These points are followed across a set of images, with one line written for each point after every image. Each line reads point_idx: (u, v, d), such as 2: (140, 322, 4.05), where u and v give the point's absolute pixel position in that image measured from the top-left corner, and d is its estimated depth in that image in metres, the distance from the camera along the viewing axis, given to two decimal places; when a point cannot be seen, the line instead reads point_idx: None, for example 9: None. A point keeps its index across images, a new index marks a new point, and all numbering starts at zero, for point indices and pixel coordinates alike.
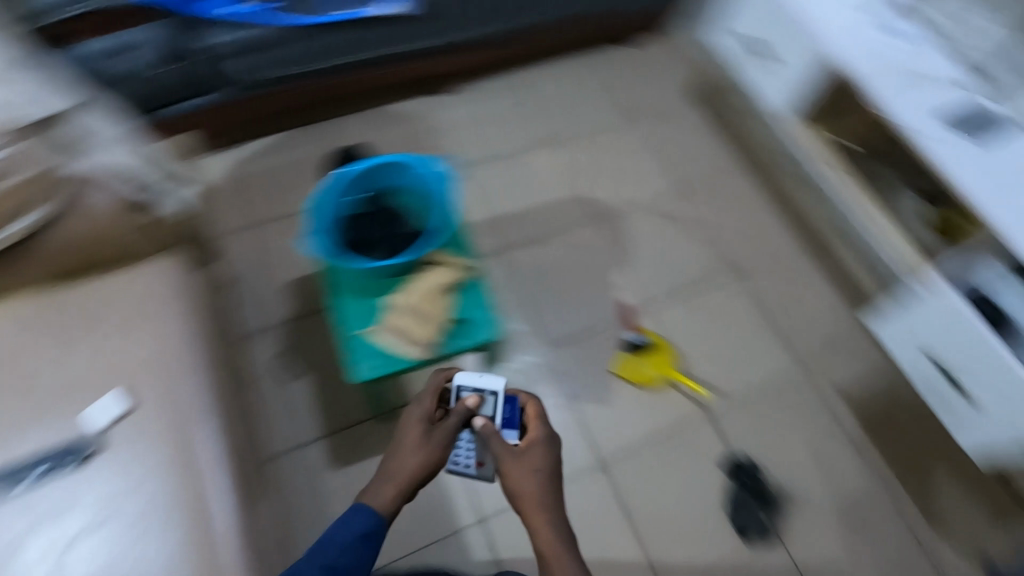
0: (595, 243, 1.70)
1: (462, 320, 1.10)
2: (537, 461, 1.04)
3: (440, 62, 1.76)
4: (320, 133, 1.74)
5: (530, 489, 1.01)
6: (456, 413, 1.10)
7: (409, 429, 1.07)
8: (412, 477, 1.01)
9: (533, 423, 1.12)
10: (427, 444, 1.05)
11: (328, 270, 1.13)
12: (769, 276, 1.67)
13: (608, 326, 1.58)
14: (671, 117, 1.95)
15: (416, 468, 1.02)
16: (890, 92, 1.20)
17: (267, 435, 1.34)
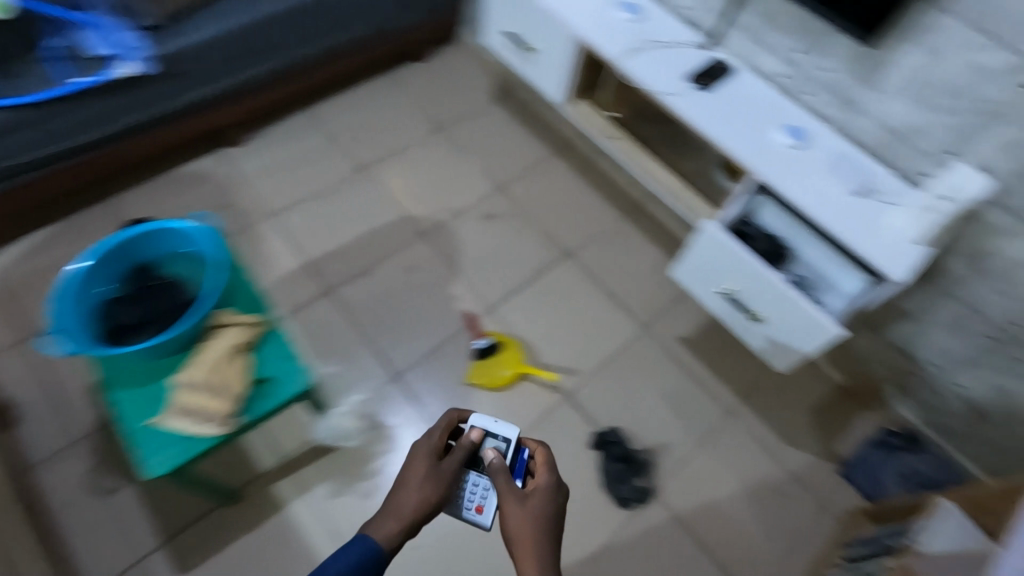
0: (425, 260, 1.68)
1: (263, 379, 1.03)
2: (541, 505, 0.93)
3: (207, 117, 1.66)
4: (100, 218, 1.59)
5: (526, 528, 0.89)
6: (460, 448, 0.99)
7: (412, 461, 0.97)
8: (410, 515, 0.90)
9: (541, 468, 0.99)
10: (428, 477, 0.94)
11: (96, 366, 1.01)
12: (595, 251, 1.75)
13: (454, 339, 1.57)
14: (476, 121, 1.98)
15: (416, 508, 0.91)
16: (623, 56, 1.30)
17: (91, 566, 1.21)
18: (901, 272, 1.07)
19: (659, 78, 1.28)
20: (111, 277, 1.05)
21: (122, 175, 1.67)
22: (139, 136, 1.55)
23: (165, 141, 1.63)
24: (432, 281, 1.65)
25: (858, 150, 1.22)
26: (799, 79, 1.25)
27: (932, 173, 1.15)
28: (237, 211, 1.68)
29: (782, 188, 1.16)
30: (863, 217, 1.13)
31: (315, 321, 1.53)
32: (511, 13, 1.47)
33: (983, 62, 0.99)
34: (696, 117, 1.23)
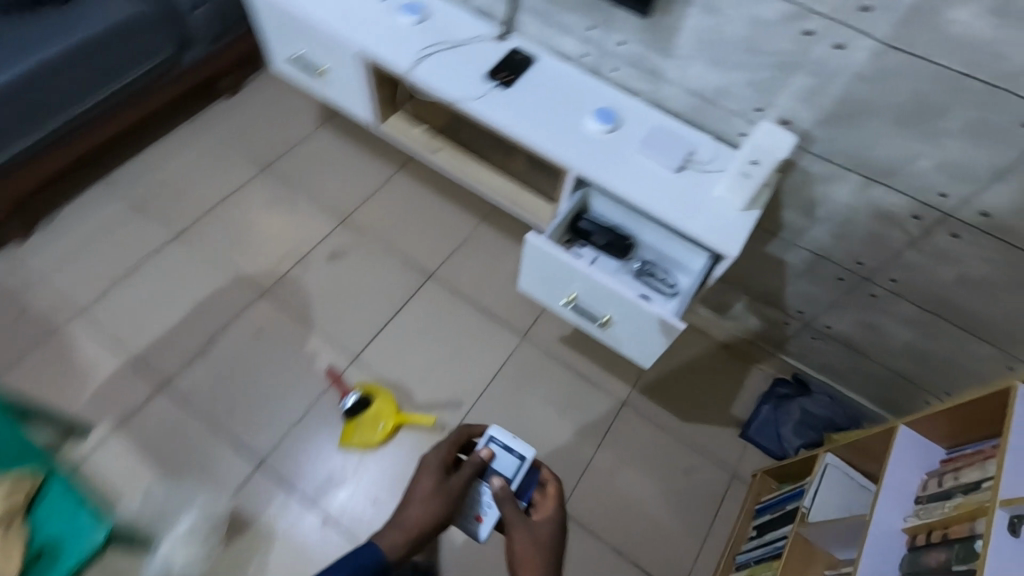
0: (271, 319, 1.50)
1: (39, 550, 0.85)
2: (543, 529, 0.96)
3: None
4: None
5: (529, 553, 0.92)
6: (469, 466, 1.00)
7: (428, 474, 0.97)
8: (419, 531, 0.90)
9: (552, 499, 1.03)
10: (441, 491, 0.95)
11: None
12: (457, 265, 1.64)
13: (319, 401, 1.42)
14: (303, 148, 1.78)
15: (423, 521, 0.91)
16: (408, 64, 1.17)
17: None
18: (731, 245, 1.03)
19: (457, 83, 1.16)
20: None
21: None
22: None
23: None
24: (285, 342, 1.48)
25: (674, 120, 1.16)
26: (601, 55, 1.17)
27: (745, 131, 1.11)
28: (38, 316, 1.44)
29: (603, 180, 1.08)
30: (687, 193, 1.08)
31: (153, 423, 1.34)
32: (288, 34, 1.30)
33: (761, 13, 0.93)
34: (501, 118, 1.12)
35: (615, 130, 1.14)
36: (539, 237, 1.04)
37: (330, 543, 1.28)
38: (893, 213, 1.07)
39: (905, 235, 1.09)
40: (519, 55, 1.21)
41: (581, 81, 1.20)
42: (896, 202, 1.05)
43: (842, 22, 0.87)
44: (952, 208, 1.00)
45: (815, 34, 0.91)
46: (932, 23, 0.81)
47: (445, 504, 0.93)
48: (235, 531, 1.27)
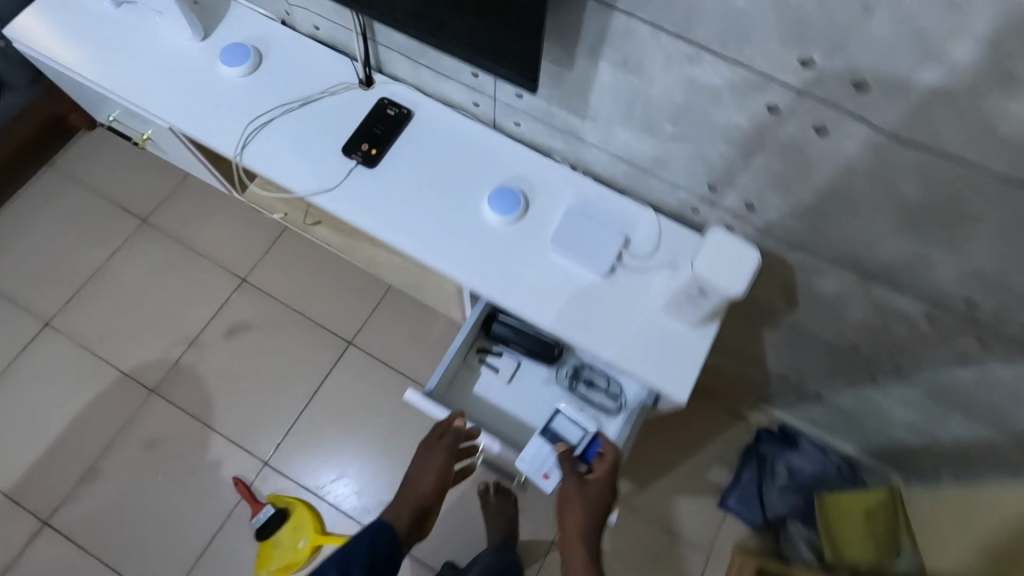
0: (164, 423, 1.28)
1: None
2: (599, 494, 0.81)
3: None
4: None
5: (575, 522, 0.80)
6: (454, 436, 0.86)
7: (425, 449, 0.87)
8: (419, 500, 0.86)
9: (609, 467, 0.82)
10: (432, 464, 0.86)
11: None
12: (379, 328, 1.38)
13: (228, 521, 1.22)
14: (183, 190, 1.46)
15: (423, 491, 0.86)
16: (239, 141, 0.86)
17: None
18: (681, 385, 0.77)
19: (306, 163, 0.86)
20: None
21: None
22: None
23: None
24: (181, 451, 1.26)
25: (603, 189, 0.86)
26: (497, 105, 0.85)
27: (698, 209, 0.81)
28: None
29: (507, 299, 0.81)
30: (621, 307, 0.81)
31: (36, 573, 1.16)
32: (94, 97, 0.98)
33: (699, 79, 0.61)
34: (365, 218, 0.84)
35: (522, 217, 0.84)
36: (424, 387, 0.87)
37: None
38: (902, 312, 0.78)
39: (916, 334, 0.81)
40: (387, 112, 0.88)
41: (476, 140, 0.88)
42: (904, 303, 0.76)
43: (822, 99, 0.56)
44: (985, 319, 0.71)
45: (784, 111, 0.59)
46: (965, 110, 0.50)
47: (435, 474, 0.86)
48: None
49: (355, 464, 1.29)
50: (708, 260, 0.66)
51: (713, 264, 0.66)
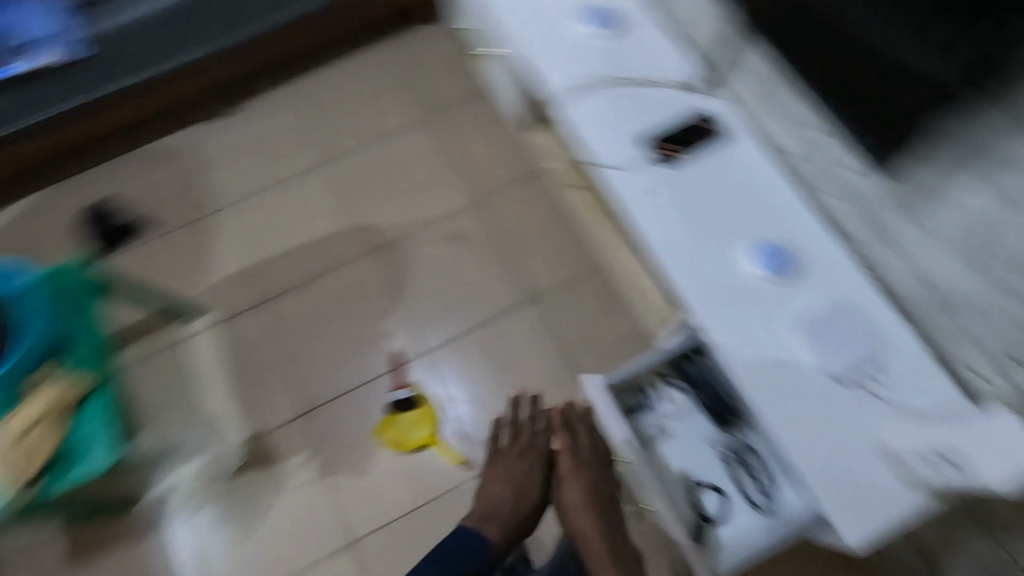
0: (370, 281, 1.50)
1: (64, 453, 0.99)
2: (585, 465, 1.05)
3: (163, 91, 1.52)
4: (73, 189, 1.64)
5: (574, 495, 1.03)
6: (527, 422, 1.12)
7: (503, 448, 1.11)
8: (496, 494, 1.07)
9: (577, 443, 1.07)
10: (514, 462, 1.08)
11: None
12: (566, 299, 1.43)
13: (376, 382, 1.41)
14: (475, 102, 1.63)
15: (499, 487, 1.07)
16: (566, 93, 0.93)
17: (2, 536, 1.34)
18: (854, 527, 0.70)
19: (609, 136, 0.90)
20: None
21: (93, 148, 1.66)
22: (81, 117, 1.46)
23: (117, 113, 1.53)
24: (372, 309, 1.48)
25: (880, 300, 0.78)
26: (819, 162, 0.80)
27: (978, 371, 0.70)
28: (204, 196, 1.62)
29: (722, 347, 0.79)
30: (834, 418, 0.74)
31: (243, 334, 1.47)
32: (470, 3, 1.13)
33: None
34: (634, 207, 0.86)
35: (780, 280, 0.81)
36: (599, 375, 0.94)
37: (323, 515, 1.32)
38: None
39: None
40: (704, 125, 0.89)
41: (779, 191, 0.85)
42: None
43: None
44: None
45: None
46: None
47: (508, 471, 1.08)
48: (255, 461, 1.36)
49: (486, 399, 1.38)
50: (1007, 439, 0.56)
51: (1006, 444, 0.56)
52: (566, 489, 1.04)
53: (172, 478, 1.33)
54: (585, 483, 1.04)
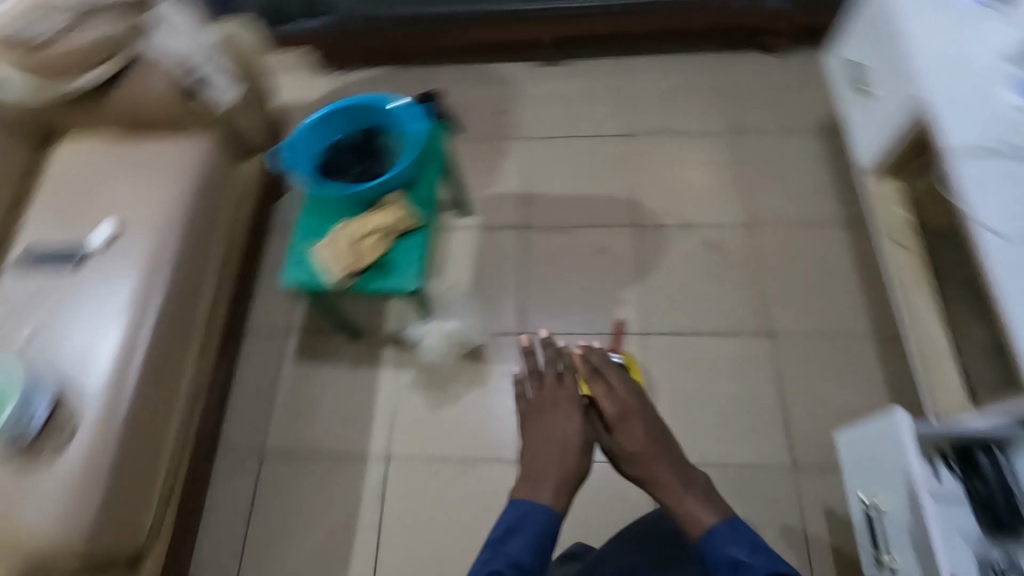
0: (621, 247, 1.59)
1: (384, 262, 1.17)
2: (633, 406, 1.09)
3: (522, 29, 1.75)
4: (413, 80, 1.92)
5: (636, 434, 1.05)
6: (548, 364, 1.14)
7: (533, 400, 1.12)
8: (543, 442, 1.04)
9: (618, 381, 1.11)
10: (544, 412, 1.09)
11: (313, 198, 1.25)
12: (800, 346, 1.43)
13: (593, 337, 1.50)
14: (778, 140, 1.69)
15: (549, 435, 1.05)
16: (960, 149, 0.97)
17: (254, 311, 1.58)
18: None
19: (1000, 206, 0.94)
20: (351, 125, 1.27)
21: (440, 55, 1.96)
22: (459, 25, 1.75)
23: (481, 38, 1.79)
24: (612, 273, 1.56)
25: None
26: None
27: None
28: (509, 121, 1.81)
29: None
30: None
31: (495, 244, 1.63)
32: (868, 45, 1.20)
33: None
34: (1008, 279, 0.89)
35: None
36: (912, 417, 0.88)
37: (505, 425, 1.43)
38: None
39: None
40: None
41: None
42: None
43: None
44: None
45: None
46: None
47: (551, 422, 1.07)
48: (469, 352, 1.50)
49: (687, 398, 1.40)
50: None
51: None
52: (621, 433, 1.05)
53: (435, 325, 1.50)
54: (633, 425, 1.06)
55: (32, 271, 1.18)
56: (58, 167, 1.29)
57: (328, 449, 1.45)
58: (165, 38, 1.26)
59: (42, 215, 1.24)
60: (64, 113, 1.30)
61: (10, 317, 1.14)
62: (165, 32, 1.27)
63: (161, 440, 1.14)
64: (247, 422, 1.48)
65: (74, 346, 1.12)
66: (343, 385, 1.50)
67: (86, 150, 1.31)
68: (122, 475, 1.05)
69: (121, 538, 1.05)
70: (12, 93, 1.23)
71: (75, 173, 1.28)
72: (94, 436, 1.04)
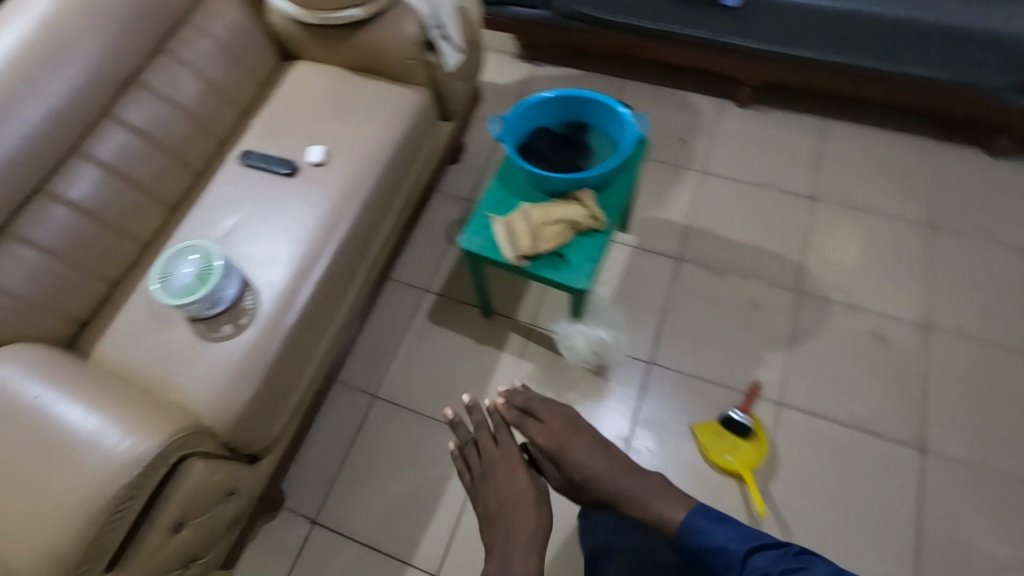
0: (778, 307, 1.50)
1: (560, 256, 1.17)
2: (564, 434, 1.21)
3: (733, 65, 1.70)
4: (602, 87, 1.93)
5: (578, 464, 1.17)
6: (479, 432, 1.26)
7: (479, 467, 1.23)
8: (501, 505, 1.16)
9: (546, 411, 1.24)
10: (492, 475, 1.20)
11: (505, 174, 1.27)
12: (952, 471, 1.30)
13: (724, 389, 1.43)
14: (978, 245, 1.55)
15: (500, 497, 1.16)
16: None
17: (402, 264, 1.65)
18: None
19: None
20: (560, 114, 1.29)
21: (638, 67, 1.95)
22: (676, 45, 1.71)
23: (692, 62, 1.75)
24: (762, 330, 1.48)
25: None
26: None
27: None
28: (689, 152, 1.78)
29: None
30: None
31: (644, 266, 1.60)
32: None
33: None
34: None
35: None
36: None
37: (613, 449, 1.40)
38: None
39: None
40: None
41: None
42: None
43: None
44: None
45: None
46: None
47: (494, 489, 1.18)
48: (596, 366, 1.48)
49: (811, 485, 1.31)
50: None
51: None
52: (563, 462, 1.18)
53: (584, 329, 1.49)
54: (570, 454, 1.19)
55: (246, 170, 1.28)
56: (288, 86, 1.40)
57: (433, 410, 1.48)
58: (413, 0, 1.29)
59: (263, 126, 1.34)
60: (304, 44, 1.39)
61: (218, 205, 1.24)
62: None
63: (311, 355, 1.21)
64: (369, 362, 1.54)
65: (265, 248, 1.20)
66: (464, 358, 1.53)
67: (316, 80, 1.40)
68: (275, 378, 1.11)
69: (257, 434, 1.11)
70: (276, 17, 1.35)
71: (302, 95, 1.38)
72: (264, 334, 1.11)
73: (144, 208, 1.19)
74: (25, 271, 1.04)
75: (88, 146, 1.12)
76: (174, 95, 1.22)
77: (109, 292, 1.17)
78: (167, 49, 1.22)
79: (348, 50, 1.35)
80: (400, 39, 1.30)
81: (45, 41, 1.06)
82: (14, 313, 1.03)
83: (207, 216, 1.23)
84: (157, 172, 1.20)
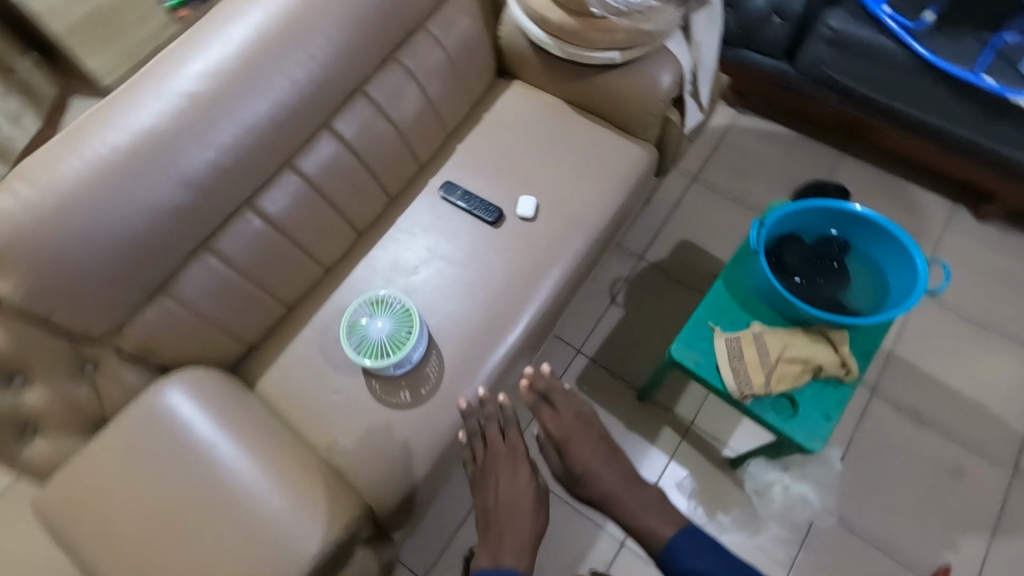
0: (983, 482, 1.29)
1: (791, 401, 0.99)
2: (578, 429, 1.02)
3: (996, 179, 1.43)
4: (813, 157, 1.69)
5: (585, 462, 1.00)
6: (490, 423, 0.96)
7: (482, 463, 0.96)
8: (499, 499, 0.92)
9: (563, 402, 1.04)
10: (498, 471, 0.94)
11: (734, 277, 1.09)
12: None
13: (904, 564, 1.24)
14: None
15: (500, 489, 0.93)
16: None
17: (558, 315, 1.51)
18: None
19: None
20: (823, 222, 1.06)
21: (859, 142, 1.70)
22: (927, 140, 1.46)
23: (938, 160, 1.50)
24: (960, 505, 1.28)
25: None
26: None
27: None
28: None
29: None
30: None
31: None
32: None
33: None
34: None
35: None
36: None
37: None
38: None
39: None
40: None
41: None
42: None
43: None
44: None
45: None
46: None
47: (498, 482, 0.93)
48: (780, 513, 1.27)
49: None
50: None
51: None
52: (572, 457, 1.00)
53: (785, 481, 1.26)
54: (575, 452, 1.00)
55: (447, 206, 1.15)
56: (501, 110, 1.24)
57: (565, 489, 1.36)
58: (676, 57, 1.09)
59: (467, 154, 1.20)
60: (530, 68, 1.21)
61: (412, 242, 1.12)
62: (677, 48, 1.09)
63: None
64: None
65: (454, 304, 1.07)
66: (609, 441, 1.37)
67: (531, 109, 1.23)
68: (442, 459, 0.99)
69: (411, 517, 0.99)
70: (510, 31, 1.18)
71: (515, 124, 1.22)
72: (442, 411, 0.99)
73: (337, 229, 1.08)
74: (211, 287, 0.94)
75: (299, 157, 1.00)
76: (390, 109, 1.08)
77: (282, 316, 1.07)
78: (395, 55, 1.08)
79: (582, 89, 1.17)
80: (649, 90, 1.10)
81: (285, 34, 0.92)
82: (191, 331, 0.94)
83: (400, 253, 1.11)
84: (356, 193, 1.08)
